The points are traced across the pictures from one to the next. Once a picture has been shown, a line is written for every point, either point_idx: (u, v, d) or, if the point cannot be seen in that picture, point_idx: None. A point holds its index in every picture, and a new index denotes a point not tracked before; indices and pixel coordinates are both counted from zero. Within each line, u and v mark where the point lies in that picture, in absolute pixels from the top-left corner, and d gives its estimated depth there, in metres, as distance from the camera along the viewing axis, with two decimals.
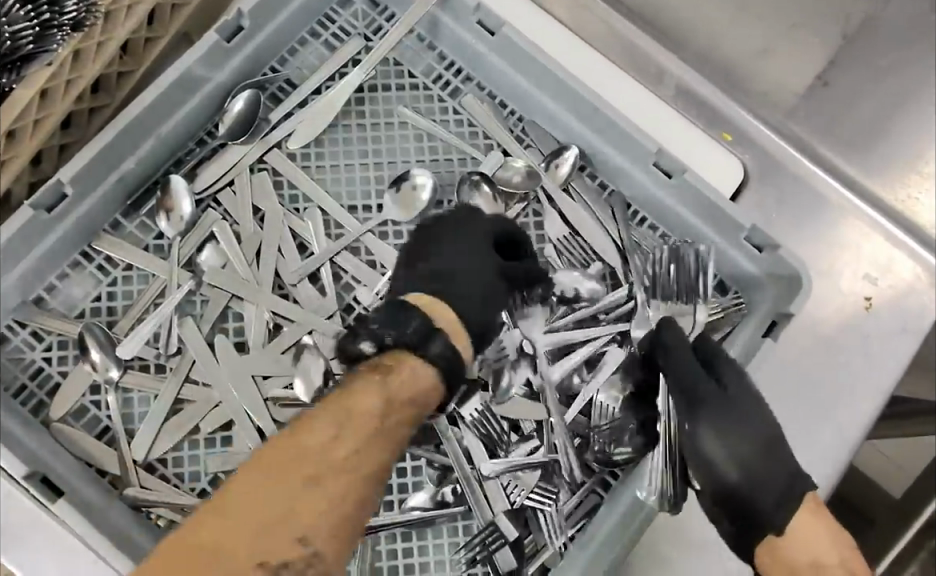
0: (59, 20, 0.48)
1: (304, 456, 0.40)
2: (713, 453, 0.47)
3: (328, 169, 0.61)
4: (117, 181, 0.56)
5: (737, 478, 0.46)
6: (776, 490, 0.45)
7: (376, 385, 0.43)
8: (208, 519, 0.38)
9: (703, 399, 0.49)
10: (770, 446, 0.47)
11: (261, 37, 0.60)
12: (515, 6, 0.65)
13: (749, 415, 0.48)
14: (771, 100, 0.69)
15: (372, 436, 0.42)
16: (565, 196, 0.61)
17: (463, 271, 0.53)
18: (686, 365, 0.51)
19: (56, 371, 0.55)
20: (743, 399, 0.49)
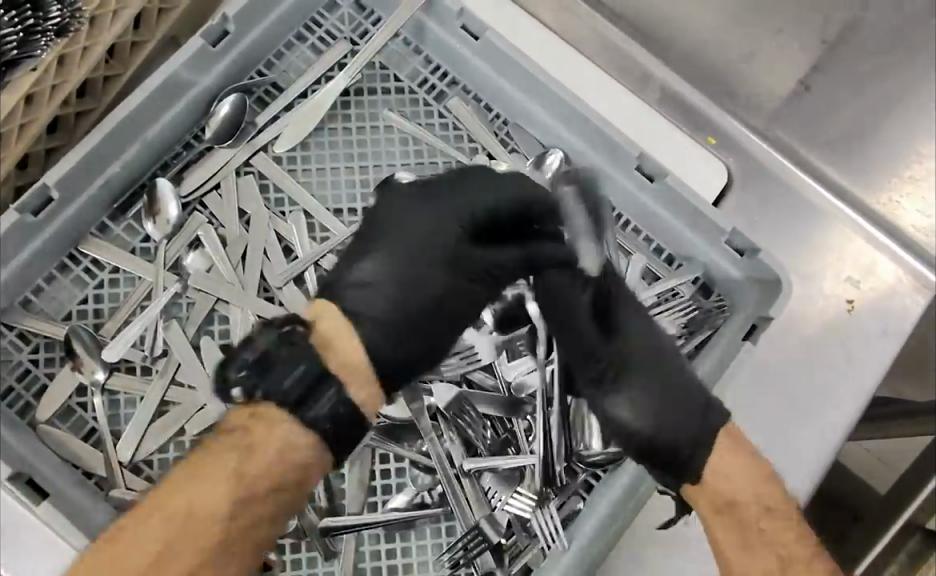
0: (43, 25, 0.49)
1: (140, 562, 0.41)
2: (613, 406, 0.51)
3: (314, 172, 0.62)
4: (103, 185, 0.57)
5: (639, 424, 0.50)
6: (683, 429, 0.49)
7: (226, 482, 0.43)
8: None
9: (593, 354, 0.52)
10: (671, 386, 0.51)
11: (246, 42, 0.61)
12: (500, 10, 0.65)
13: (645, 360, 0.52)
14: (756, 104, 0.70)
15: (218, 538, 0.43)
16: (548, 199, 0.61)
17: (407, 282, 0.51)
18: (582, 317, 0.53)
19: (43, 373, 0.56)
20: (644, 348, 0.52)
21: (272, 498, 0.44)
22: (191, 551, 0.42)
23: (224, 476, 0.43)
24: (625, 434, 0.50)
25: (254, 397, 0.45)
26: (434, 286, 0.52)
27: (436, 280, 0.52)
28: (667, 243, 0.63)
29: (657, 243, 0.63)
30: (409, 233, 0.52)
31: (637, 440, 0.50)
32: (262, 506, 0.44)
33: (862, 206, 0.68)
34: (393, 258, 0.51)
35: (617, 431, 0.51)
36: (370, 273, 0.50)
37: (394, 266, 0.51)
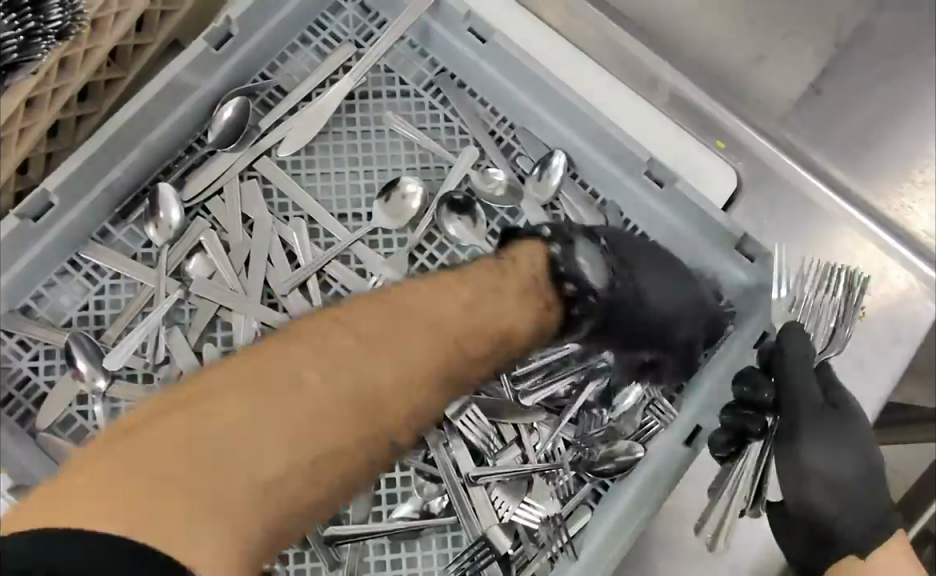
0: (43, 28, 0.47)
1: (414, 330, 0.48)
2: (805, 470, 0.51)
3: (318, 177, 0.61)
4: (105, 190, 0.56)
5: (828, 500, 0.51)
6: (865, 520, 0.51)
7: (499, 300, 0.51)
8: (362, 357, 0.46)
9: (811, 418, 0.52)
10: (864, 480, 0.52)
11: (250, 44, 0.60)
12: (507, 14, 0.64)
13: (853, 443, 0.52)
14: (764, 108, 0.68)
15: (461, 352, 0.50)
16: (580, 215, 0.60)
17: (656, 292, 0.56)
18: (812, 383, 0.52)
19: (43, 381, 0.55)
20: (853, 428, 0.52)
21: (497, 348, 0.52)
22: (439, 353, 0.48)
23: (492, 297, 0.51)
24: (808, 506, 0.51)
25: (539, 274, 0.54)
26: (649, 309, 0.56)
27: (675, 327, 0.56)
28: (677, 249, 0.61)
29: None
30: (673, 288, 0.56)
31: (811, 514, 0.51)
32: (464, 347, 0.50)
33: (873, 209, 0.67)
34: (654, 277, 0.56)
35: (796, 501, 0.52)
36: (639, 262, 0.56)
37: (657, 271, 0.56)
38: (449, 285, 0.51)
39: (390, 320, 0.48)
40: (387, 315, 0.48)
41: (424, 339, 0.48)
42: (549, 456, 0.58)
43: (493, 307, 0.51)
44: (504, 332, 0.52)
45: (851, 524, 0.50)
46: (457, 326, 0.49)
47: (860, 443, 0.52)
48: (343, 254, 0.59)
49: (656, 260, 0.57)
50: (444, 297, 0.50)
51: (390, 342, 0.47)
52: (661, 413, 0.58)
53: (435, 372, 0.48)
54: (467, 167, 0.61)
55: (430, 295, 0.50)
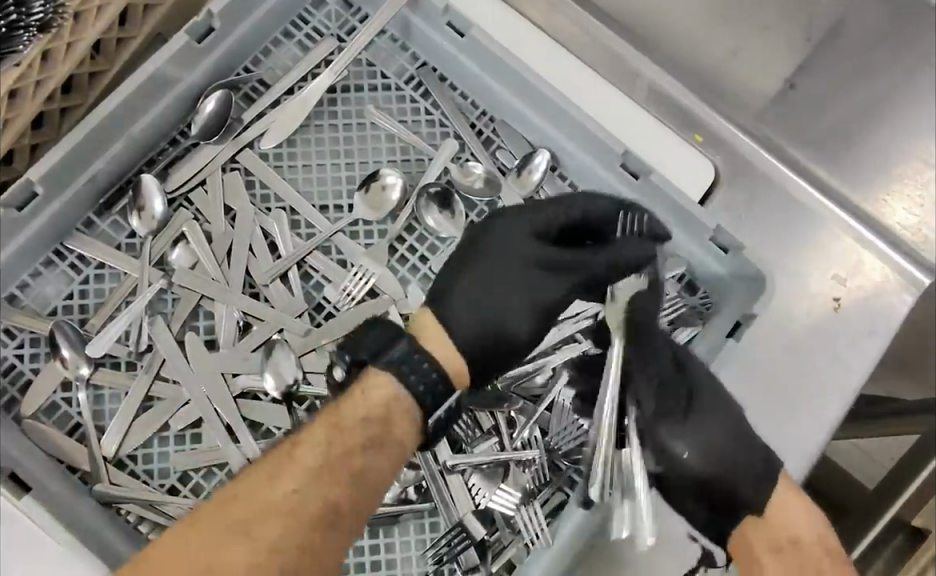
0: (25, 20, 0.48)
1: (288, 470, 0.46)
2: (669, 441, 0.50)
3: (300, 169, 0.62)
4: (89, 181, 0.57)
5: (696, 462, 0.50)
6: (747, 474, 0.49)
7: (350, 414, 0.47)
8: (236, 513, 0.45)
9: (666, 396, 0.51)
10: (738, 439, 0.50)
11: (233, 38, 0.61)
12: (485, 8, 0.65)
13: (716, 410, 0.51)
14: (742, 102, 0.69)
15: (351, 478, 0.47)
16: None
17: (486, 299, 0.51)
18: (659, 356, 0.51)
19: (28, 368, 0.56)
20: (711, 395, 0.52)
21: (381, 458, 0.48)
22: (320, 487, 0.46)
23: (347, 426, 0.47)
24: (679, 472, 0.50)
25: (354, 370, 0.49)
26: (477, 331, 0.50)
27: (548, 289, 0.52)
28: None
29: None
30: (499, 247, 0.53)
31: (701, 487, 0.50)
32: (344, 471, 0.47)
33: (858, 209, 0.67)
34: (486, 256, 0.53)
35: (669, 466, 0.50)
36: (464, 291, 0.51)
37: (478, 272, 0.52)
38: (314, 429, 0.48)
39: (260, 471, 0.46)
40: (259, 474, 0.46)
41: (298, 475, 0.46)
42: (526, 445, 0.58)
43: (350, 424, 0.47)
44: (374, 446, 0.48)
45: (739, 475, 0.49)
46: (326, 463, 0.47)
47: (721, 405, 0.52)
48: (325, 246, 0.60)
49: (479, 252, 0.53)
50: (311, 440, 0.47)
51: (263, 495, 0.46)
52: None
53: (327, 508, 0.46)
54: (446, 160, 0.62)
55: (294, 444, 0.47)
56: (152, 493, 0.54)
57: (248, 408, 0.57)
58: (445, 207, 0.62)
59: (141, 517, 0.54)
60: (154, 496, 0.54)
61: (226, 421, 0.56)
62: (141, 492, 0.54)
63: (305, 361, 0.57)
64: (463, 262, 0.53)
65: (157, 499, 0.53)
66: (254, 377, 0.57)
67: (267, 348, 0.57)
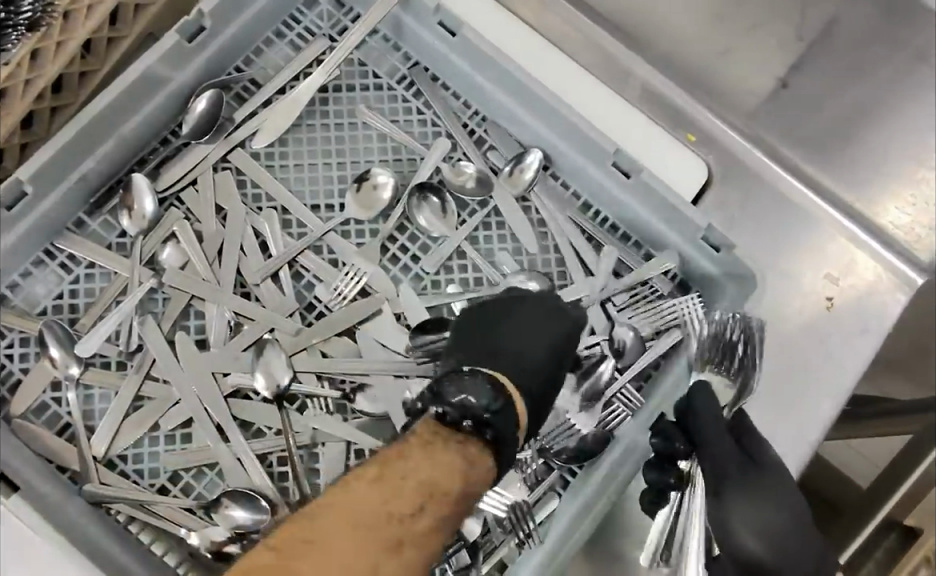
0: (15, 20, 0.49)
1: (392, 505, 0.41)
2: (732, 521, 0.49)
3: (291, 169, 0.62)
4: (80, 179, 0.57)
5: (757, 546, 0.48)
6: (802, 565, 0.48)
7: (456, 462, 0.44)
8: (336, 542, 0.39)
9: (732, 471, 0.51)
10: (801, 531, 0.49)
11: (224, 38, 0.61)
12: (475, 7, 0.65)
13: (779, 494, 0.50)
14: (735, 102, 0.69)
15: (447, 521, 0.43)
16: (522, 220, 0.62)
17: (527, 361, 0.53)
18: (721, 438, 0.52)
19: (18, 369, 0.56)
20: (773, 480, 0.51)
21: (469, 506, 0.44)
22: (422, 526, 0.41)
23: (452, 468, 0.43)
24: (733, 555, 0.48)
25: (463, 424, 0.46)
26: (536, 387, 0.52)
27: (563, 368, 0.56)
28: (645, 238, 0.63)
29: (636, 240, 0.63)
30: (530, 321, 0.55)
31: (753, 568, 0.48)
32: (443, 515, 0.42)
33: (851, 209, 0.67)
34: (514, 323, 0.55)
35: (729, 549, 0.49)
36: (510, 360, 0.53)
37: (519, 342, 0.54)
38: (418, 460, 0.43)
39: (361, 497, 0.41)
40: (361, 503, 0.41)
41: (400, 511, 0.41)
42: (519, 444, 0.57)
43: (449, 467, 0.43)
44: (469, 489, 0.44)
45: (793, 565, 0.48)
46: (430, 501, 0.42)
47: (788, 496, 0.50)
48: (316, 246, 0.60)
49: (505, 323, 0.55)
50: (418, 472, 0.43)
51: (364, 525, 0.40)
52: (628, 400, 0.59)
53: (424, 552, 0.41)
54: (438, 159, 0.62)
55: (397, 475, 0.42)
56: (141, 492, 0.54)
57: (238, 407, 0.56)
58: (436, 205, 0.61)
59: (131, 517, 0.54)
60: (144, 495, 0.53)
61: (216, 421, 0.56)
62: (131, 492, 0.53)
63: (296, 360, 0.57)
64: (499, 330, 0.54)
65: (147, 499, 0.53)
66: (245, 375, 0.57)
67: (258, 347, 0.57)
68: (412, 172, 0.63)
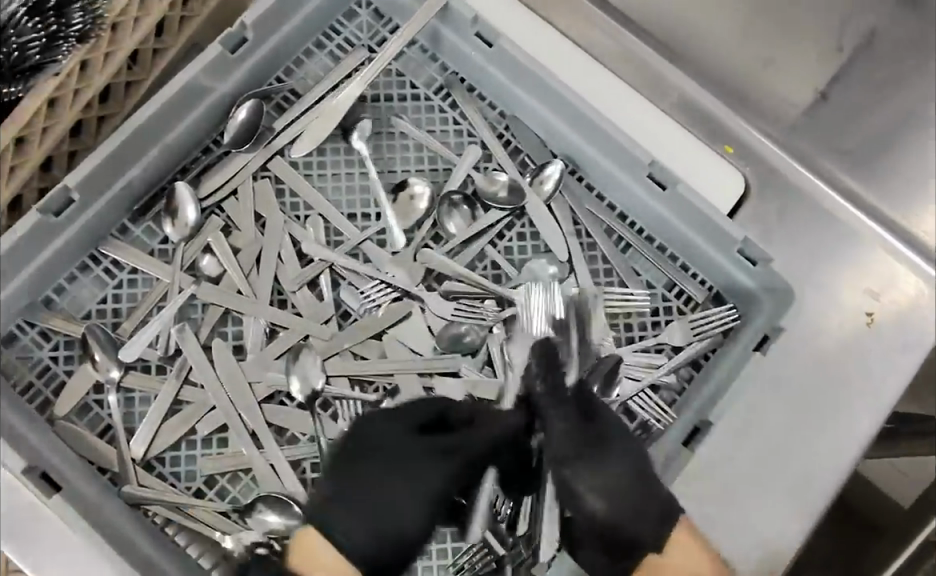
0: (65, 31, 0.50)
1: None
2: (578, 489, 0.53)
3: (329, 178, 0.63)
4: (123, 187, 0.58)
5: (601, 508, 0.51)
6: (649, 516, 0.50)
7: None
8: None
9: (575, 442, 0.53)
10: (645, 485, 0.51)
11: (265, 50, 0.62)
12: (512, 16, 0.66)
13: (621, 453, 0.53)
14: (775, 116, 0.69)
15: None
16: (554, 231, 0.62)
17: (370, 503, 0.50)
18: (560, 412, 0.54)
19: (62, 371, 0.57)
20: (614, 437, 0.54)
21: None
22: None
23: None
24: (587, 519, 0.52)
25: None
26: (370, 534, 0.49)
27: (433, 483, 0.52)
28: (680, 250, 0.62)
29: (672, 252, 0.63)
30: (370, 450, 0.53)
31: (605, 533, 0.51)
32: None
33: (893, 223, 0.66)
34: (365, 456, 0.52)
35: (581, 515, 0.52)
36: (341, 501, 0.50)
37: (357, 477, 0.51)
38: None
39: None
40: None
41: None
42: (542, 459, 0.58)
43: None
44: None
45: (633, 524, 0.50)
46: None
47: (621, 452, 0.53)
48: (352, 253, 0.61)
49: (364, 460, 0.52)
50: None
51: None
52: (660, 413, 0.59)
53: None
54: (468, 167, 0.63)
55: None
56: (178, 495, 0.55)
57: (273, 413, 0.57)
58: (468, 214, 0.62)
59: (167, 519, 0.55)
60: (181, 498, 0.54)
61: (251, 428, 0.56)
62: (167, 494, 0.54)
63: (328, 365, 0.58)
64: (348, 464, 0.52)
65: (183, 502, 0.54)
66: (281, 381, 0.57)
67: (294, 352, 0.58)
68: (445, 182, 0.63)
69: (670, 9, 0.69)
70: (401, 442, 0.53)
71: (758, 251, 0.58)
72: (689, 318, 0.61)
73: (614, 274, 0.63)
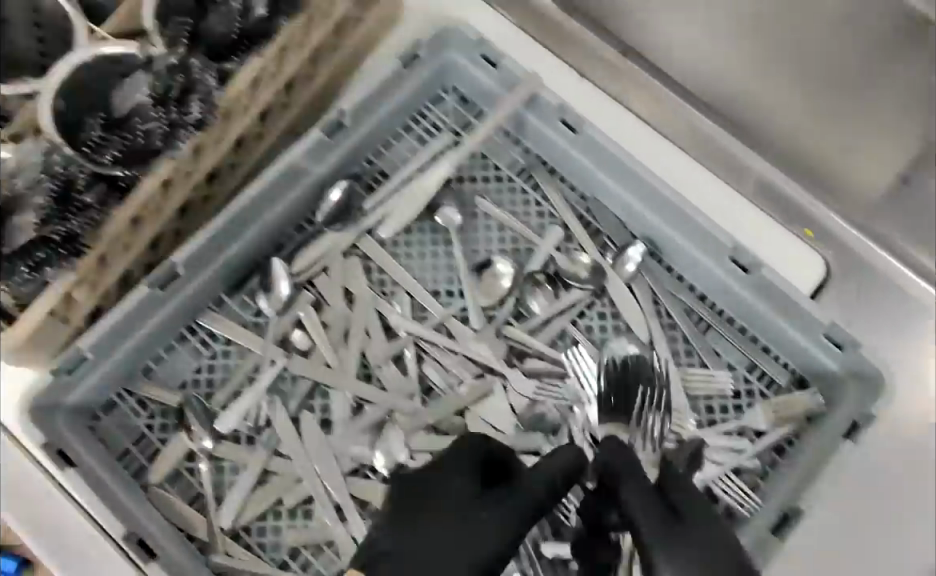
0: (184, 121, 0.54)
1: None
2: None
3: (414, 255, 0.65)
4: (223, 263, 0.61)
5: None
6: None
7: None
8: None
9: (654, 526, 0.48)
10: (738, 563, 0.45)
11: (359, 134, 0.65)
12: (590, 98, 0.68)
13: (706, 546, 0.46)
14: (855, 198, 0.70)
15: None
16: (633, 310, 0.63)
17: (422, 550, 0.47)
18: (638, 488, 0.50)
19: (157, 438, 0.59)
20: (701, 532, 0.47)
21: None
22: None
23: None
24: None
25: None
26: None
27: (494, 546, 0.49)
28: (761, 332, 0.63)
29: (752, 333, 0.63)
30: (432, 495, 0.51)
31: None
32: None
33: None
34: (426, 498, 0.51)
35: None
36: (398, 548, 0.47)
37: (415, 524, 0.49)
38: None
39: None
40: None
41: None
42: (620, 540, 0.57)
43: None
44: None
45: None
46: None
47: (708, 532, 0.47)
48: (437, 327, 0.62)
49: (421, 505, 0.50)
50: None
51: None
52: (742, 497, 0.58)
53: None
54: (551, 249, 0.64)
55: None
56: (264, 565, 0.56)
57: (357, 486, 0.58)
58: (551, 294, 0.64)
59: None
60: (266, 568, 0.55)
61: (335, 499, 0.57)
62: (253, 564, 0.55)
63: (413, 440, 0.59)
64: (405, 507, 0.50)
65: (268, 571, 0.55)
66: (366, 455, 0.59)
67: (379, 425, 0.59)
68: (524, 260, 0.65)
69: (747, 89, 0.71)
70: (461, 488, 0.51)
71: (843, 335, 0.58)
72: (770, 404, 0.60)
73: (695, 356, 0.63)
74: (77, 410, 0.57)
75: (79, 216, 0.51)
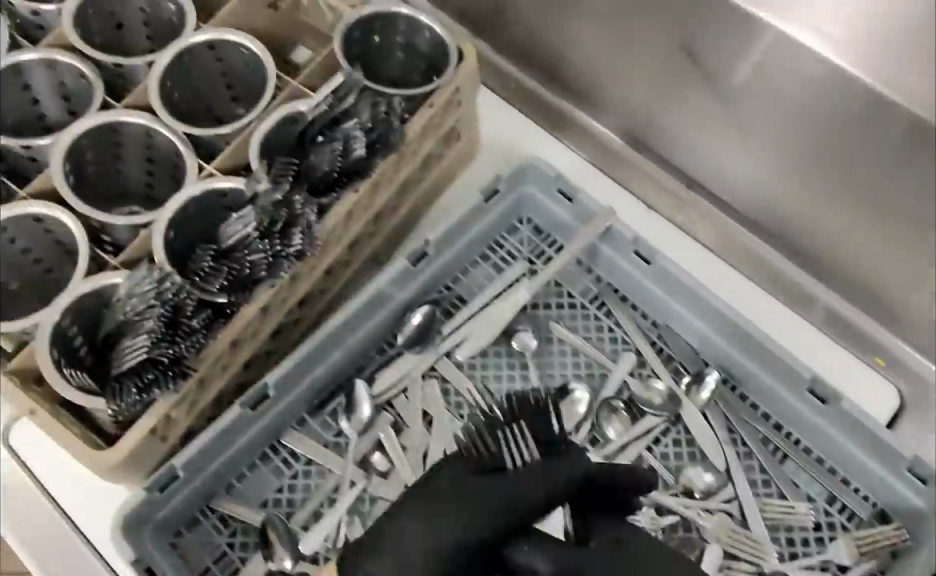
0: (287, 252, 0.57)
1: None
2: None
3: (491, 378, 0.67)
4: (309, 384, 0.63)
5: None
6: None
7: None
8: None
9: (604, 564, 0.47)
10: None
11: (440, 262, 0.68)
12: (663, 232, 0.75)
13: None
14: (915, 322, 0.67)
15: None
16: (709, 438, 0.63)
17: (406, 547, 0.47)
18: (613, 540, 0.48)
19: (237, 557, 0.60)
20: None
21: None
22: None
23: None
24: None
25: None
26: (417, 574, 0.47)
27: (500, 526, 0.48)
28: (841, 463, 0.62)
29: (831, 464, 0.63)
30: (429, 494, 0.49)
31: None
32: None
33: None
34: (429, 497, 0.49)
35: None
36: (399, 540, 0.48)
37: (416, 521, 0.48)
38: None
39: None
40: None
41: None
42: None
43: None
44: None
45: None
46: None
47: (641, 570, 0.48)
48: None
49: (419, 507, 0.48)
50: None
51: None
52: None
53: None
54: (624, 375, 0.66)
55: None
56: None
57: None
58: (626, 420, 0.65)
59: None
60: None
61: None
62: None
63: None
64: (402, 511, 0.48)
65: None
66: None
67: None
68: (599, 385, 0.66)
69: (791, 206, 0.68)
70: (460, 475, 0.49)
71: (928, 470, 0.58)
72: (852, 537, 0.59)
73: (774, 486, 0.62)
74: (163, 526, 0.58)
75: (185, 340, 0.54)
